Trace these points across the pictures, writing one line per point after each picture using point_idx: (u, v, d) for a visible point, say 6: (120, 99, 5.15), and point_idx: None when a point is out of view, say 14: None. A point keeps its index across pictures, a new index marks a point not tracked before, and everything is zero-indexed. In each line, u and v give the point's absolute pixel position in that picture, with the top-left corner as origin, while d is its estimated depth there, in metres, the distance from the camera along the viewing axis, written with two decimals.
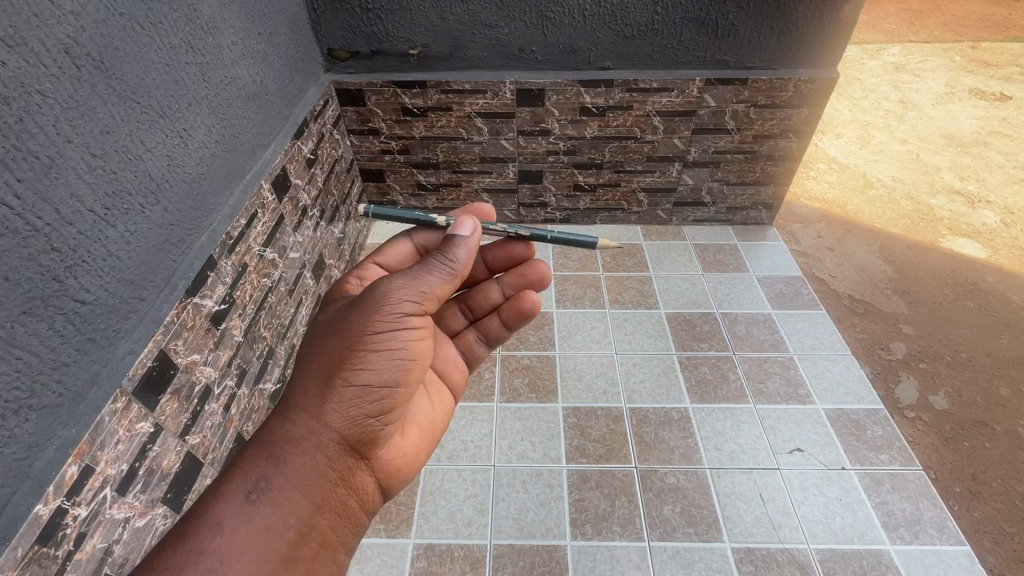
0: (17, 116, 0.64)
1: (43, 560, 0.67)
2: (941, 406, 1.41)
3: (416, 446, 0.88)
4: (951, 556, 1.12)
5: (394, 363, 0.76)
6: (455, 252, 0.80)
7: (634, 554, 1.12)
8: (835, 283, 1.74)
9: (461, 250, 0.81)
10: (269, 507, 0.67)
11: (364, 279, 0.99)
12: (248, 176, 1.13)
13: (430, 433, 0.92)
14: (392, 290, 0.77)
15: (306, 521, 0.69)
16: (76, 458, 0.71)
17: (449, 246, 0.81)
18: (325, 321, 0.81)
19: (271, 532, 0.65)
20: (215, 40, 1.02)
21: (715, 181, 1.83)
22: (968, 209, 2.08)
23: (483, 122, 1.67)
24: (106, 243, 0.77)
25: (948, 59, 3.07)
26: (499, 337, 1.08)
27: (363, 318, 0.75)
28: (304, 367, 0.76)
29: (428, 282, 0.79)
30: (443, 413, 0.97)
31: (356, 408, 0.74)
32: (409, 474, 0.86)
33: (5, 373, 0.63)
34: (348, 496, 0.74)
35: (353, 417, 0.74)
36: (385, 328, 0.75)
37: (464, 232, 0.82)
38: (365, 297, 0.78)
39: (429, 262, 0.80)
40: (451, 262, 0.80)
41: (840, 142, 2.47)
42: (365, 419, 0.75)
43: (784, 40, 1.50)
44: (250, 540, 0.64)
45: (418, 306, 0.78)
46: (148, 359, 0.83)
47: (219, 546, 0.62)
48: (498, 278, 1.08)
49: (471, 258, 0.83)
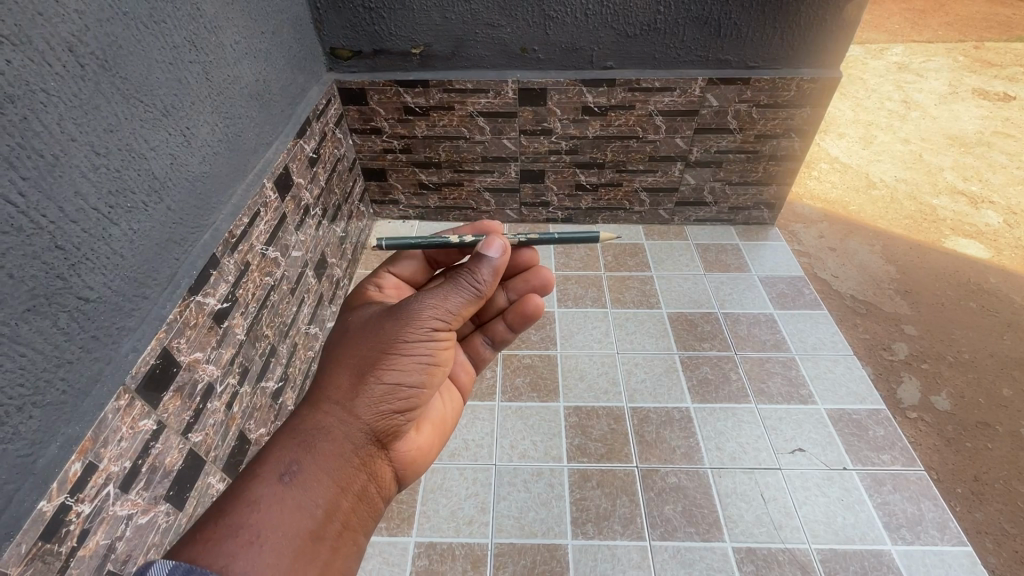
0: (22, 114, 0.64)
1: (47, 557, 0.67)
2: (943, 406, 1.41)
3: (430, 443, 0.88)
4: (953, 557, 1.12)
5: (422, 366, 0.77)
6: (481, 273, 0.78)
7: (635, 553, 1.13)
8: (837, 283, 1.74)
9: (488, 272, 0.78)
10: (300, 488, 0.65)
11: (382, 282, 0.98)
12: (251, 175, 1.13)
13: (442, 429, 0.93)
14: (425, 308, 0.76)
15: (335, 504, 0.67)
16: (79, 455, 0.72)
17: (476, 266, 0.78)
18: (355, 322, 0.82)
19: (303, 512, 0.64)
20: (218, 40, 1.02)
21: (717, 181, 1.83)
22: (971, 210, 2.07)
23: (485, 121, 1.67)
24: (110, 241, 0.77)
25: (951, 59, 3.06)
26: (505, 339, 1.08)
27: (397, 326, 0.75)
28: (336, 363, 0.76)
29: (456, 300, 0.78)
30: (453, 410, 0.98)
31: (384, 404, 0.74)
32: (421, 469, 0.86)
33: (10, 370, 0.63)
34: (370, 485, 0.74)
35: (381, 413, 0.74)
36: (417, 336, 0.76)
37: (493, 252, 0.78)
38: (396, 308, 0.78)
39: (457, 283, 0.78)
40: (478, 283, 0.78)
41: (842, 142, 2.46)
42: (391, 417, 0.76)
43: (786, 40, 1.50)
44: (285, 516, 0.62)
45: (446, 325, 0.78)
46: (151, 356, 0.84)
47: (257, 520, 0.60)
48: (503, 282, 1.08)
49: (495, 278, 0.80)
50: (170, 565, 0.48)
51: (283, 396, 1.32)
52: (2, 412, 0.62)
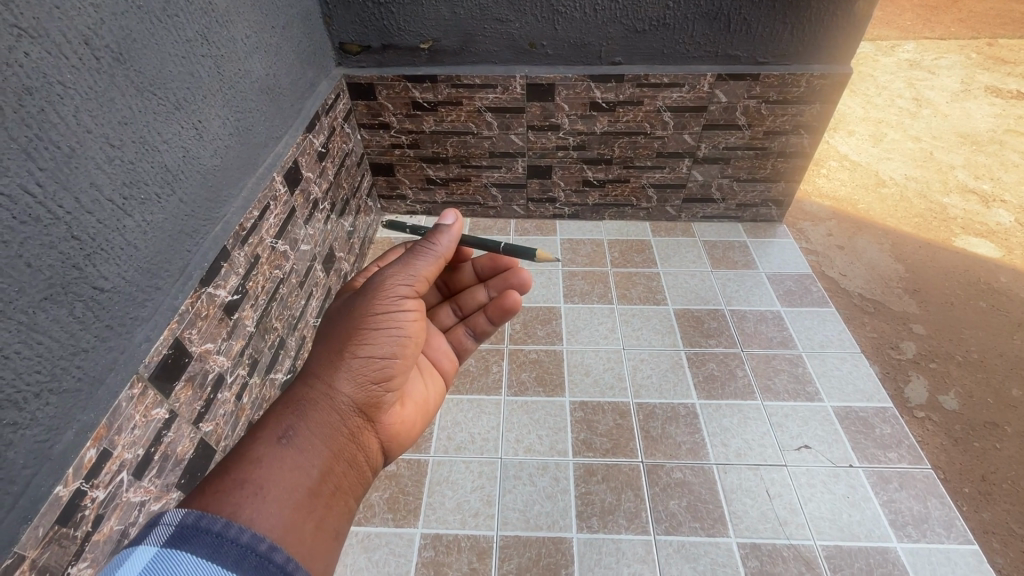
0: (39, 106, 0.65)
1: (62, 540, 0.69)
2: (951, 406, 1.40)
3: (413, 421, 0.89)
4: (959, 555, 1.12)
5: (395, 336, 0.79)
6: (440, 240, 0.88)
7: (640, 547, 1.13)
8: (845, 281, 1.73)
9: (445, 238, 0.88)
10: (296, 450, 0.66)
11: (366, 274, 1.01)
12: (261, 169, 1.14)
13: (425, 410, 0.93)
14: (390, 278, 0.82)
15: (329, 467, 0.68)
16: (94, 442, 0.73)
17: (434, 236, 0.88)
18: (333, 308, 0.84)
19: (300, 471, 0.64)
20: (230, 33, 1.03)
21: (725, 178, 1.82)
22: (982, 209, 2.05)
23: (492, 117, 1.68)
24: (124, 232, 0.78)
25: (963, 56, 3.03)
26: (485, 331, 1.09)
27: (367, 299, 0.80)
28: (317, 343, 0.78)
29: (418, 267, 0.85)
30: (436, 393, 0.99)
31: (365, 374, 0.76)
32: (402, 448, 0.86)
33: (28, 358, 0.64)
34: (360, 454, 0.74)
35: (363, 382, 0.76)
36: (387, 305, 0.80)
37: (448, 222, 0.89)
38: (364, 287, 0.83)
39: (417, 252, 0.86)
40: (436, 247, 0.87)
41: (851, 139, 2.45)
42: (373, 386, 0.77)
43: (797, 36, 1.49)
44: (283, 473, 0.62)
45: (412, 291, 0.84)
46: (163, 346, 0.85)
47: (259, 476, 0.60)
48: (485, 279, 1.11)
49: (452, 244, 0.90)
50: (180, 513, 0.49)
51: None
52: (19, 398, 0.63)
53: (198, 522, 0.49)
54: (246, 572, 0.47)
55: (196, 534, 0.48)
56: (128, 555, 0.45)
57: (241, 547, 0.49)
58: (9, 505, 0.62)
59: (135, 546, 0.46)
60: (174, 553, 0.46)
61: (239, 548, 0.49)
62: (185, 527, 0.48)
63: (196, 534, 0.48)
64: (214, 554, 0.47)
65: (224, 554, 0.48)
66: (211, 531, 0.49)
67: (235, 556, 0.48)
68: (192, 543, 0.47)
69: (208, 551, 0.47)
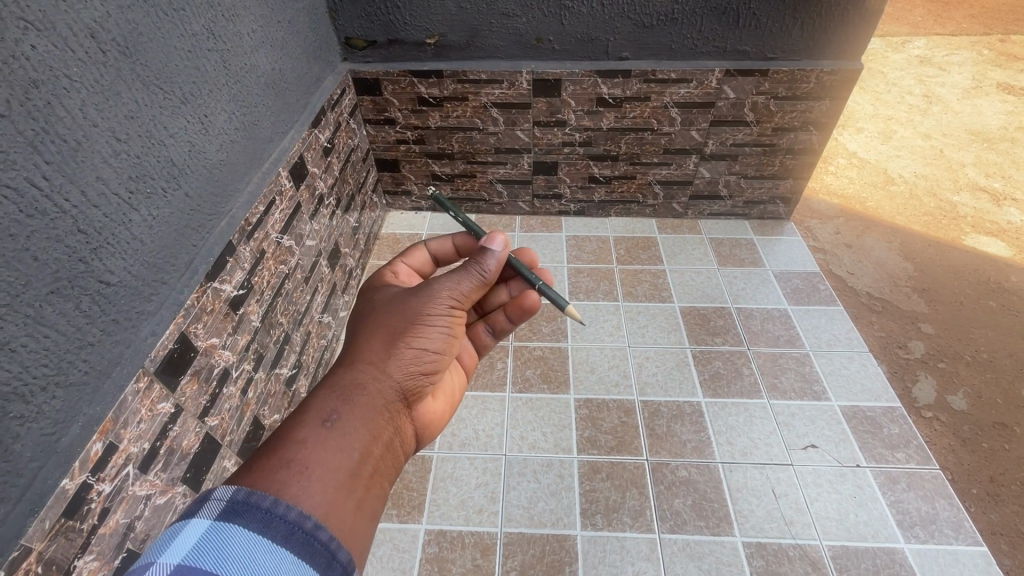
0: (45, 99, 0.65)
1: (69, 533, 0.69)
2: (960, 406, 1.39)
3: (443, 413, 0.89)
4: (968, 556, 1.11)
5: (441, 332, 0.80)
6: (487, 262, 0.85)
7: (644, 545, 1.13)
8: (853, 280, 1.72)
9: (492, 263, 0.86)
10: (341, 432, 0.65)
11: (395, 270, 1.00)
12: (266, 165, 1.14)
13: (452, 401, 0.94)
14: (441, 287, 0.82)
15: (371, 449, 0.66)
16: (100, 435, 0.73)
17: (479, 257, 0.85)
18: (379, 300, 0.85)
19: (343, 451, 0.63)
20: (236, 27, 1.03)
21: (733, 175, 1.81)
22: (993, 207, 2.03)
23: (498, 112, 1.67)
24: (130, 227, 0.78)
25: (975, 52, 2.99)
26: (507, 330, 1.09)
27: (418, 300, 0.80)
28: (364, 332, 0.79)
29: (465, 286, 0.83)
30: (459, 383, 1.00)
31: (409, 365, 0.77)
32: (433, 434, 0.86)
33: (34, 351, 0.64)
34: (399, 441, 0.73)
35: (409, 373, 0.76)
36: (437, 308, 0.80)
37: (496, 246, 0.86)
38: (414, 288, 0.83)
39: (466, 269, 0.84)
40: (483, 271, 0.85)
41: (860, 136, 2.43)
42: (416, 379, 0.78)
43: (806, 31, 1.47)
44: (328, 453, 0.61)
45: (459, 304, 0.83)
46: (169, 340, 0.85)
47: (305, 455, 0.60)
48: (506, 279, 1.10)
49: (498, 270, 0.87)
50: (231, 489, 0.50)
51: (296, 383, 1.33)
52: (24, 392, 0.63)
53: (249, 498, 0.50)
54: (294, 548, 0.48)
55: (247, 509, 0.49)
56: (184, 526, 0.46)
57: (290, 523, 0.49)
58: (16, 499, 0.63)
59: (190, 520, 0.47)
60: (226, 526, 0.47)
61: (287, 524, 0.49)
62: (236, 503, 0.49)
63: (246, 509, 0.49)
64: (265, 528, 0.48)
65: (274, 529, 0.48)
66: (261, 507, 0.49)
67: (284, 531, 0.49)
68: (245, 517, 0.48)
69: (259, 526, 0.48)
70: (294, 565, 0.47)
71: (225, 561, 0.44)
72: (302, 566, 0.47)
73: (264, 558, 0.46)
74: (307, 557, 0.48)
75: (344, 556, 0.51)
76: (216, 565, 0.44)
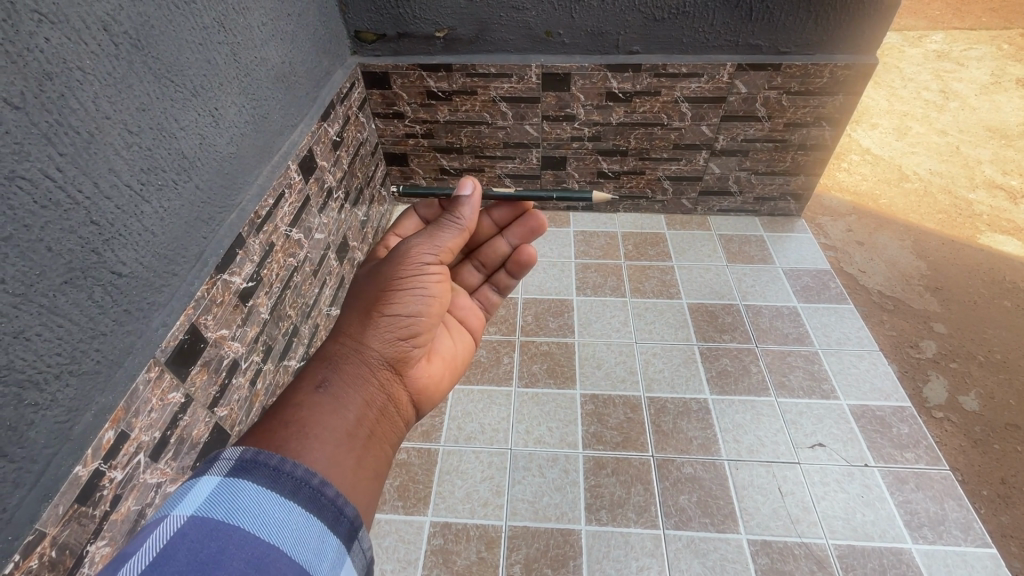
0: (59, 91, 0.66)
1: (81, 518, 0.71)
2: (971, 407, 1.37)
3: (445, 378, 0.89)
4: (977, 558, 1.10)
5: (423, 297, 0.81)
6: (462, 211, 0.90)
7: (649, 541, 1.13)
8: (864, 279, 1.70)
9: (467, 210, 0.91)
10: (332, 396, 0.66)
11: (388, 243, 1.01)
12: (276, 158, 1.15)
13: (456, 366, 0.94)
14: (415, 245, 0.85)
15: (366, 414, 0.68)
16: (112, 423, 0.75)
17: (455, 210, 0.90)
18: (361, 274, 0.87)
19: (338, 413, 0.65)
20: (246, 21, 1.03)
21: (743, 171, 1.79)
22: (1010, 205, 1.99)
23: (507, 106, 1.66)
24: (141, 218, 0.79)
25: (994, 47, 2.93)
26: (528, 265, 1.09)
27: (396, 265, 0.83)
28: (349, 307, 0.80)
29: (442, 238, 0.88)
30: (465, 349, 0.99)
31: (394, 330, 0.78)
32: (435, 401, 0.87)
33: (48, 340, 0.66)
34: (395, 406, 0.74)
35: (396, 339, 0.78)
36: (413, 265, 0.83)
37: (467, 192, 0.91)
38: (391, 254, 0.86)
39: (442, 223, 0.89)
40: (459, 220, 0.90)
41: (874, 132, 2.39)
42: (403, 344, 0.79)
43: (821, 25, 1.45)
44: (323, 416, 0.63)
45: (436, 259, 0.86)
46: (180, 331, 0.87)
47: (302, 417, 0.61)
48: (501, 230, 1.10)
49: (475, 217, 0.92)
50: (240, 448, 0.51)
51: None
52: (39, 380, 0.65)
53: (257, 456, 0.51)
54: (301, 503, 0.49)
55: (255, 466, 0.50)
56: (195, 484, 0.48)
57: (297, 480, 0.51)
58: (30, 484, 0.64)
59: (200, 476, 0.49)
60: (236, 481, 0.48)
61: (294, 480, 0.50)
62: (244, 460, 0.50)
63: (254, 466, 0.50)
64: (273, 483, 0.49)
65: (282, 484, 0.50)
66: (268, 465, 0.51)
67: (291, 486, 0.50)
68: (252, 474, 0.49)
69: (267, 481, 0.49)
70: (303, 515, 0.48)
71: (236, 511, 0.47)
72: (310, 519, 0.49)
73: (273, 510, 0.48)
74: (315, 511, 0.50)
75: (350, 511, 0.52)
76: (227, 515, 0.46)
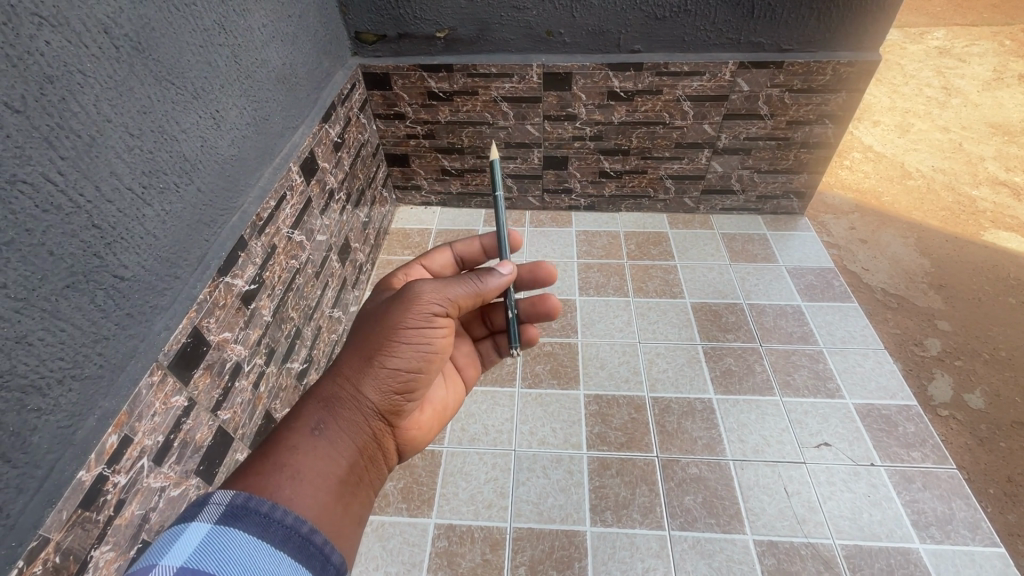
0: (60, 95, 0.66)
1: (85, 524, 0.70)
2: (976, 405, 1.36)
3: (431, 424, 0.89)
4: (984, 557, 1.09)
5: (423, 352, 0.77)
6: (489, 279, 0.82)
7: (654, 543, 1.12)
8: (868, 276, 1.69)
9: (494, 281, 0.82)
10: (324, 443, 0.68)
11: (408, 273, 0.98)
12: (277, 159, 1.15)
13: (443, 413, 0.93)
14: (428, 294, 0.77)
15: (353, 462, 0.70)
16: (116, 428, 0.74)
17: (483, 274, 0.82)
18: (367, 309, 0.83)
19: (328, 462, 0.67)
20: (247, 22, 1.03)
21: (745, 169, 1.79)
22: (1013, 201, 1.98)
23: (508, 106, 1.66)
24: (143, 221, 0.78)
25: (996, 43, 2.91)
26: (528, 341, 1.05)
27: (400, 311, 0.76)
28: (351, 342, 0.77)
29: (456, 293, 0.79)
30: (456, 397, 0.98)
31: (391, 382, 0.76)
32: (422, 444, 0.88)
33: (51, 344, 0.65)
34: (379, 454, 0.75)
35: (391, 391, 0.76)
36: (420, 319, 0.76)
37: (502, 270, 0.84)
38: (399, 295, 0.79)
39: (462, 278, 0.80)
40: (481, 283, 0.81)
41: (876, 130, 2.38)
42: (397, 397, 0.77)
43: (823, 23, 1.44)
44: (315, 462, 0.65)
45: (443, 313, 0.79)
46: (182, 334, 0.86)
47: (294, 461, 0.63)
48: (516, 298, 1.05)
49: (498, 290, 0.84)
50: (229, 494, 0.52)
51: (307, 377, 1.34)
52: (41, 384, 0.64)
53: (248, 503, 0.52)
54: (290, 552, 0.50)
55: (246, 513, 0.51)
56: (184, 530, 0.48)
57: (287, 528, 0.51)
58: (33, 489, 0.64)
59: (189, 523, 0.48)
60: (226, 531, 0.48)
61: (284, 528, 0.51)
62: (235, 507, 0.51)
63: (245, 514, 0.51)
64: (263, 532, 0.50)
65: (272, 533, 0.50)
66: (259, 512, 0.51)
67: (281, 535, 0.51)
68: (243, 522, 0.50)
69: (258, 529, 0.50)
70: (292, 566, 0.49)
71: (227, 562, 0.46)
72: (299, 569, 0.49)
73: (263, 560, 0.48)
74: (304, 559, 0.50)
75: (338, 559, 0.52)
76: (217, 567, 0.46)
